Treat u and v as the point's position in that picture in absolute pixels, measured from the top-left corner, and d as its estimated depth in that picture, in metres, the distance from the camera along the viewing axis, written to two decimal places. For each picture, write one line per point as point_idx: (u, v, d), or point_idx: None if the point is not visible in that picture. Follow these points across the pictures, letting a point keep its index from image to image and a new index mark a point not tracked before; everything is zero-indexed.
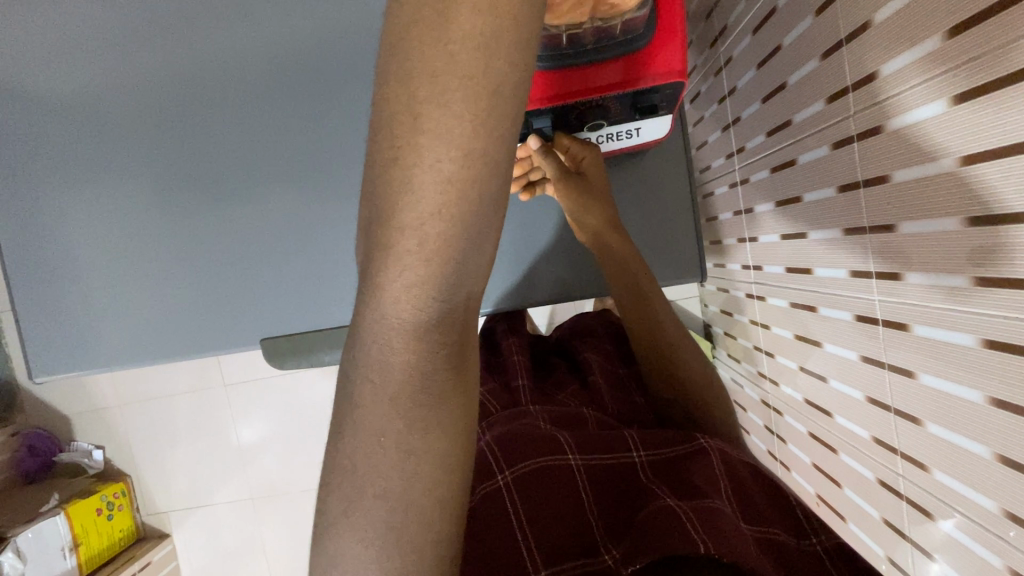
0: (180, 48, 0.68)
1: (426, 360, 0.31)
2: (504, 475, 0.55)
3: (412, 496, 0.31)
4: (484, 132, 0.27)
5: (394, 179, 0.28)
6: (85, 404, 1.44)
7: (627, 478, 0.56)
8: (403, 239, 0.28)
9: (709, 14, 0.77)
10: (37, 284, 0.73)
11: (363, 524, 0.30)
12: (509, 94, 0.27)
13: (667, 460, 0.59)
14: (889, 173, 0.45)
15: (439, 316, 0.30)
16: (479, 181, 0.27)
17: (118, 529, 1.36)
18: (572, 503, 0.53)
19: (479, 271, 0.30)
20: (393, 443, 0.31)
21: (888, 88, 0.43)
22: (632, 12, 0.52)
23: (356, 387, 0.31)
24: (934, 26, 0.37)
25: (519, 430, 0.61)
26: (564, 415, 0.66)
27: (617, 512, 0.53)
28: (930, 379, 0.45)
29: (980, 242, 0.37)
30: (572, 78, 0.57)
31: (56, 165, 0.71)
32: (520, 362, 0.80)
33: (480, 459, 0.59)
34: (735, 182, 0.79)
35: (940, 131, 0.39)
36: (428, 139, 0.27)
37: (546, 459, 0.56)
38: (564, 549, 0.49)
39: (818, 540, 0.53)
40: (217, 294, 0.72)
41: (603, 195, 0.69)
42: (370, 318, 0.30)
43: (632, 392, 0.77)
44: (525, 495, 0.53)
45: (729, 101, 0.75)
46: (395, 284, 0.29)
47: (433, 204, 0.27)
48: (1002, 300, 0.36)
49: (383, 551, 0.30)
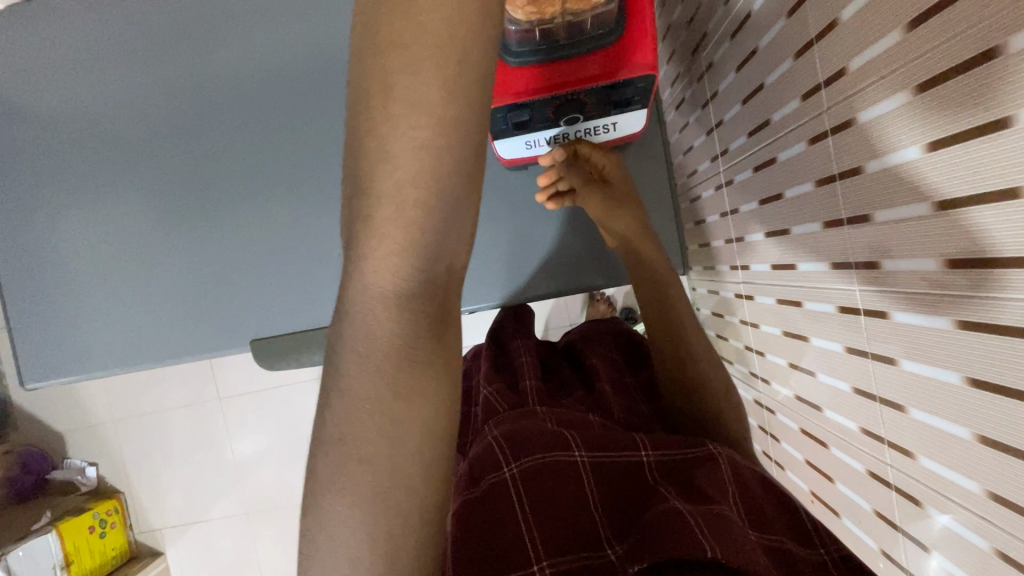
0: (174, 60, 0.71)
1: (410, 329, 0.32)
2: (510, 468, 0.55)
3: (400, 464, 0.32)
4: (454, 99, 0.29)
5: (371, 149, 0.29)
6: (78, 420, 1.43)
7: (635, 478, 0.55)
8: (383, 208, 0.30)
9: (689, 23, 0.80)
10: (30, 292, 0.73)
11: (353, 493, 0.31)
12: (477, 64, 0.29)
13: (676, 462, 0.58)
14: (862, 165, 0.46)
15: (421, 285, 0.32)
16: (453, 146, 0.29)
17: (110, 547, 1.34)
18: (575, 499, 0.53)
19: (459, 243, 0.32)
20: (377, 409, 0.32)
21: (856, 82, 0.45)
22: (601, 5, 0.55)
23: (342, 358, 0.33)
24: (894, 21, 0.39)
25: (524, 427, 0.60)
26: (572, 416, 0.64)
27: (620, 509, 0.53)
28: (911, 365, 0.45)
29: (950, 227, 0.38)
30: (550, 72, 0.58)
31: (53, 174, 0.73)
32: (527, 362, 0.77)
33: (486, 453, 0.58)
34: (720, 184, 0.80)
35: (903, 122, 0.40)
36: (401, 107, 0.29)
37: (551, 456, 0.55)
38: (569, 543, 0.49)
39: (827, 550, 0.51)
40: (210, 300, 0.73)
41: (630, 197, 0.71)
42: (355, 289, 0.32)
43: (637, 400, 0.74)
44: (532, 490, 0.53)
45: (711, 105, 0.77)
46: (376, 252, 0.31)
47: (411, 172, 0.29)
48: (973, 278, 0.37)
49: (373, 518, 0.31)
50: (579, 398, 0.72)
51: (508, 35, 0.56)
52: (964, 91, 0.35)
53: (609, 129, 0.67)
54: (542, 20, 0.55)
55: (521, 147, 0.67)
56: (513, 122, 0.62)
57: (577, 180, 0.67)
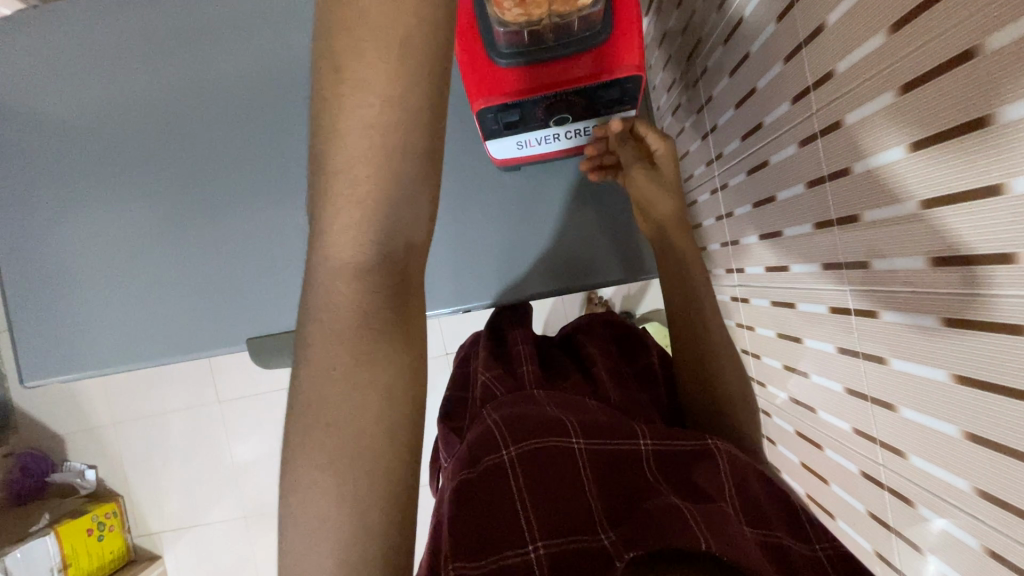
0: (176, 66, 0.72)
1: (369, 299, 0.33)
2: (508, 451, 0.54)
3: (367, 435, 0.33)
4: (403, 80, 0.31)
5: (328, 130, 0.31)
6: (78, 423, 1.43)
7: (633, 468, 0.54)
8: (340, 185, 0.31)
9: (684, 30, 0.81)
10: (30, 292, 0.74)
11: (320, 462, 0.33)
12: (427, 49, 0.31)
13: (675, 455, 0.56)
14: (850, 166, 0.46)
15: (377, 258, 0.33)
16: (405, 125, 0.31)
17: (109, 550, 1.34)
18: (571, 484, 0.52)
19: (415, 218, 0.34)
20: (342, 376, 0.33)
21: (843, 84, 0.45)
22: (588, 8, 0.56)
23: (307, 329, 0.34)
24: (877, 24, 0.40)
25: (524, 412, 0.58)
26: (571, 400, 0.62)
27: (617, 497, 0.52)
28: (901, 364, 0.45)
29: (934, 224, 0.39)
30: (539, 74, 0.59)
31: (50, 177, 0.74)
32: (526, 351, 0.74)
33: (484, 434, 0.57)
34: (716, 188, 0.81)
35: (885, 123, 0.41)
36: (357, 89, 0.31)
37: (551, 441, 0.55)
38: (563, 527, 0.49)
39: (822, 546, 0.51)
40: (207, 300, 0.74)
41: (672, 187, 0.72)
42: (317, 264, 0.33)
43: (634, 390, 0.72)
44: (530, 473, 0.53)
45: (706, 111, 0.78)
46: (333, 225, 0.32)
47: (364, 150, 0.31)
48: (958, 275, 0.38)
49: (341, 487, 0.32)
50: (577, 384, 0.70)
51: (497, 37, 0.57)
52: (957, 91, 0.34)
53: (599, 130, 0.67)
54: (529, 22, 0.56)
55: (513, 148, 0.66)
56: (504, 122, 0.62)
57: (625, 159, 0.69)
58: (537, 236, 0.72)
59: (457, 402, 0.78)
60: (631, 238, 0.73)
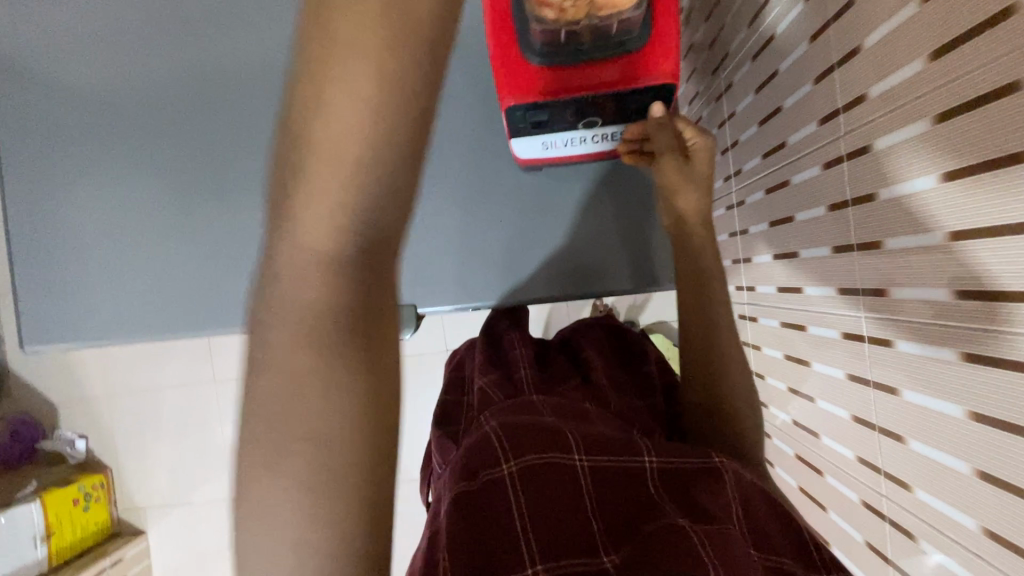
0: (200, 42, 0.72)
1: None
2: (508, 465, 0.52)
3: None
4: None
5: None
6: (73, 391, 1.43)
7: (635, 485, 0.53)
8: None
9: (711, 43, 0.80)
10: (36, 258, 0.73)
11: None
12: None
13: (677, 471, 0.55)
14: (877, 192, 0.46)
15: None
16: None
17: (93, 522, 1.34)
18: (571, 500, 0.51)
19: None
20: None
21: (876, 109, 0.45)
22: (628, 13, 0.56)
23: None
24: (917, 51, 0.39)
25: (524, 421, 0.57)
26: (571, 410, 0.61)
27: (619, 514, 0.51)
28: (913, 396, 0.45)
29: (963, 255, 0.38)
30: (575, 74, 0.59)
31: (63, 142, 0.73)
32: (523, 356, 0.72)
33: (483, 445, 0.55)
34: (731, 205, 0.80)
35: (924, 148, 0.40)
36: None
37: (552, 455, 0.53)
38: (564, 545, 0.47)
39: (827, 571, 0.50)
40: (213, 277, 0.73)
41: (708, 186, 0.66)
42: None
43: (632, 398, 0.71)
44: (530, 489, 0.51)
45: (728, 126, 0.77)
46: None
47: (332, 134, 0.23)
48: (983, 309, 0.37)
49: None
50: (576, 389, 0.69)
51: (533, 35, 0.57)
52: (1004, 123, 0.33)
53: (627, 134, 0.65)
54: (568, 22, 0.56)
55: (538, 148, 0.65)
56: (531, 121, 0.62)
57: (660, 148, 0.63)
58: (548, 240, 0.71)
59: (451, 406, 0.77)
60: (645, 249, 0.72)
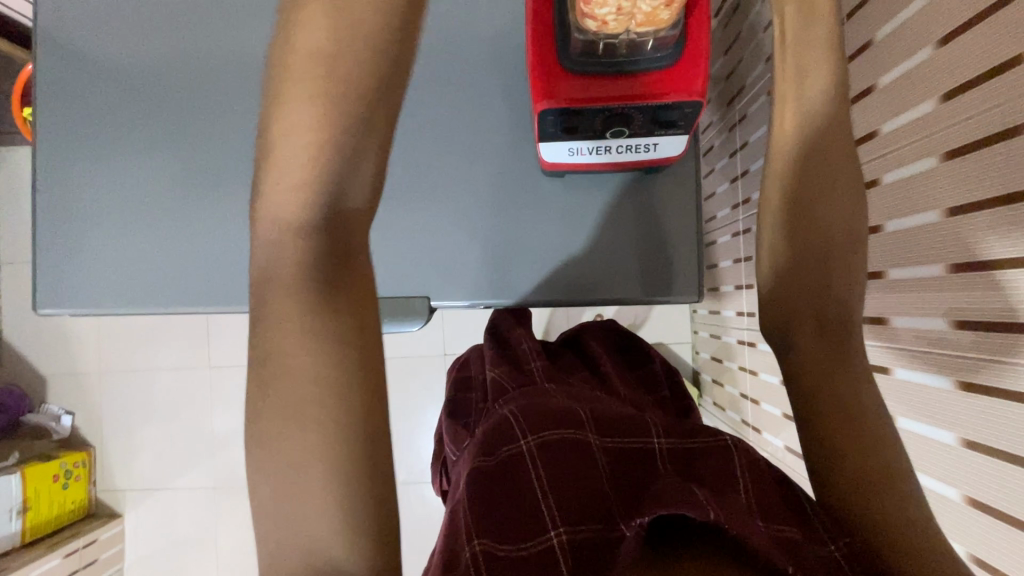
0: (232, 26, 0.73)
1: None
2: (527, 440, 0.54)
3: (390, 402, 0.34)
4: None
5: None
6: (65, 366, 1.42)
7: (645, 462, 0.53)
8: None
9: (729, 75, 0.83)
10: (51, 224, 0.74)
11: (343, 424, 0.33)
12: None
13: (687, 449, 0.55)
14: (882, 223, 0.48)
15: None
16: None
17: (70, 501, 1.31)
18: (584, 472, 0.52)
19: None
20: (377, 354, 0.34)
21: (888, 145, 0.47)
22: (664, 30, 0.57)
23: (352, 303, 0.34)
24: (932, 91, 0.41)
25: (538, 402, 0.58)
26: (582, 394, 0.63)
27: (629, 485, 0.52)
28: (909, 423, 0.46)
29: (965, 288, 0.39)
30: (608, 81, 0.59)
31: (86, 112, 0.74)
32: (532, 349, 0.74)
33: (499, 425, 0.57)
34: (738, 231, 0.82)
35: (930, 184, 0.42)
36: None
37: (567, 432, 0.54)
38: (582, 512, 0.49)
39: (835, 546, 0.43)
40: (224, 257, 0.73)
41: None
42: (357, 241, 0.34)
43: (639, 391, 0.72)
44: (549, 462, 0.53)
45: (739, 155, 0.80)
46: None
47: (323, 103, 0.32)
48: (981, 341, 0.38)
49: (357, 453, 0.33)
50: (585, 380, 0.70)
51: (572, 42, 0.58)
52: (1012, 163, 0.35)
53: (648, 149, 0.67)
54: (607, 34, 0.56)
55: (564, 153, 0.67)
56: (558, 126, 0.63)
57: None
58: (559, 249, 0.73)
59: (461, 403, 0.78)
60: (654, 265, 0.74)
